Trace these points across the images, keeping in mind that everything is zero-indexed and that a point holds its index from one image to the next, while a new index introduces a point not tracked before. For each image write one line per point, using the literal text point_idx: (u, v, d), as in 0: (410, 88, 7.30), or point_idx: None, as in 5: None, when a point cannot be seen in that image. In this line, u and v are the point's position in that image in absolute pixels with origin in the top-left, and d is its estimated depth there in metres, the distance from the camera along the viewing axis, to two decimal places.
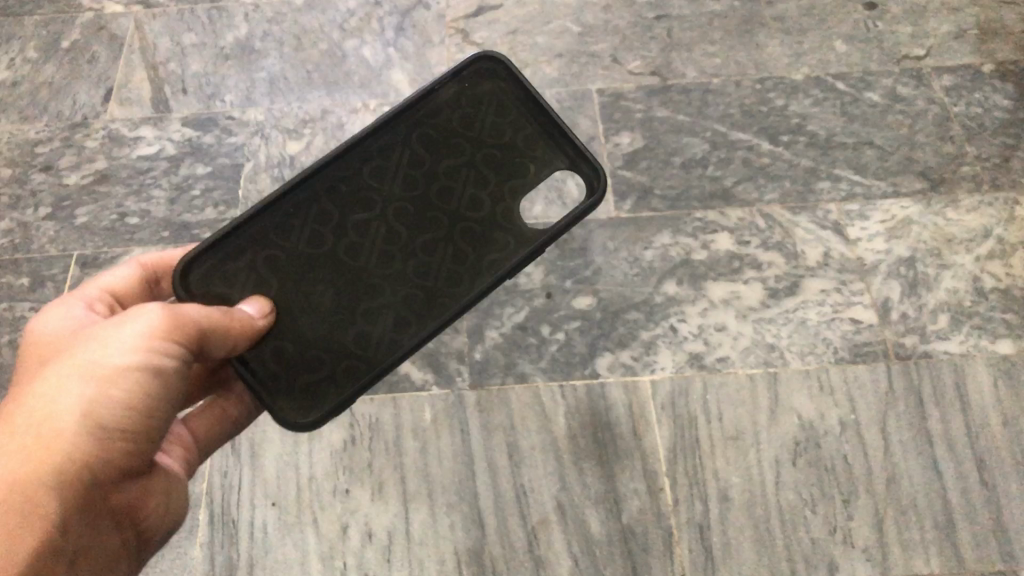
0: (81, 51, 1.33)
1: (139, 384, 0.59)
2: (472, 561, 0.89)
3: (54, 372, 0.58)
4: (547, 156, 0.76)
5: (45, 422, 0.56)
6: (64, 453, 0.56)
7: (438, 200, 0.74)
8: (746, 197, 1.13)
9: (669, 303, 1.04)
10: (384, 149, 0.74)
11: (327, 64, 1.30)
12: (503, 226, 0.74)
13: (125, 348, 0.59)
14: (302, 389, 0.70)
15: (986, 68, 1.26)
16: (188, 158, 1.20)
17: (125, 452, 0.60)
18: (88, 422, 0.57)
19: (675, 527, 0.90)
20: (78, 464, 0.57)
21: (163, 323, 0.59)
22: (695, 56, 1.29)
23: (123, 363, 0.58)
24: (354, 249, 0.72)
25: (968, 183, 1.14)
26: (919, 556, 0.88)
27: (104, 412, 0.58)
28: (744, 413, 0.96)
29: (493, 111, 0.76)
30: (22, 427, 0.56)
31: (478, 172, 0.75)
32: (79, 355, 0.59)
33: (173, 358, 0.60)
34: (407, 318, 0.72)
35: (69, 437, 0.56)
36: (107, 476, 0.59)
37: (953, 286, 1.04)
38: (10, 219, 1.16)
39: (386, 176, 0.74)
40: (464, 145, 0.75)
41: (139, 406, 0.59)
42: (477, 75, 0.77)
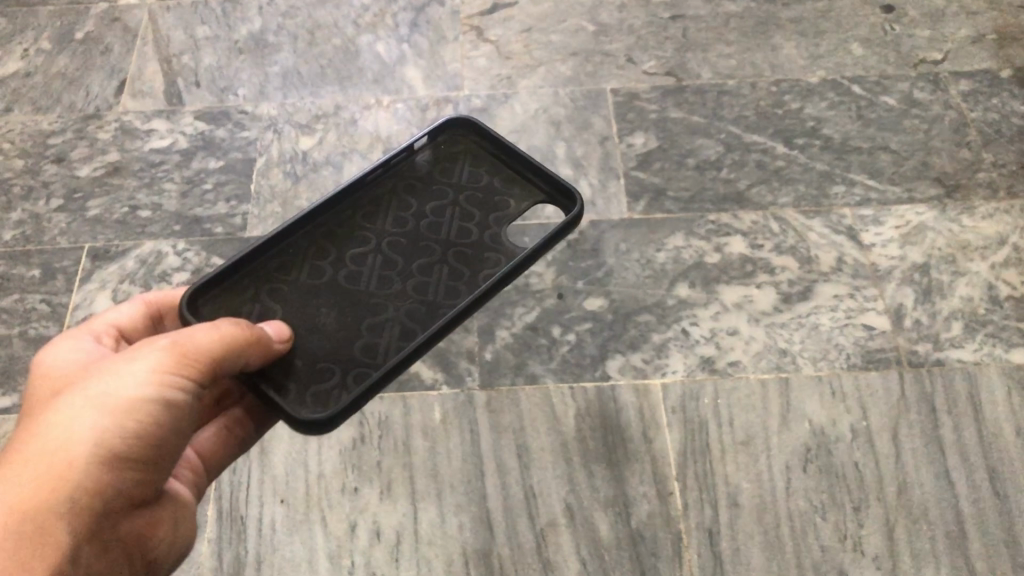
0: (94, 43, 1.32)
1: (151, 415, 0.59)
2: (480, 563, 0.89)
3: (66, 402, 0.58)
4: (524, 192, 0.83)
5: (58, 452, 0.56)
6: (76, 485, 0.56)
7: (428, 234, 0.80)
8: (760, 200, 1.13)
9: (681, 306, 1.04)
10: (374, 198, 0.81)
11: (340, 60, 1.30)
12: (493, 249, 0.79)
13: (138, 379, 0.58)
14: (313, 396, 0.68)
15: (1004, 74, 1.25)
16: (200, 152, 1.20)
17: (138, 481, 0.60)
18: (100, 454, 0.57)
19: (684, 532, 0.90)
20: (90, 493, 0.56)
21: (176, 353, 0.59)
22: (710, 56, 1.28)
23: (135, 394, 0.58)
24: (354, 277, 0.76)
25: (984, 189, 1.13)
26: (930, 565, 0.87)
27: (116, 443, 0.57)
28: (755, 418, 0.95)
29: (470, 163, 0.85)
30: (33, 458, 0.56)
31: (462, 209, 0.82)
32: (92, 387, 0.58)
33: (185, 388, 0.60)
34: (412, 327, 0.73)
35: (81, 469, 0.56)
36: (118, 506, 0.59)
37: (967, 293, 1.04)
38: (21, 209, 1.15)
39: (377, 219, 0.80)
40: (446, 190, 0.83)
41: (150, 436, 0.59)
42: (450, 138, 0.87)
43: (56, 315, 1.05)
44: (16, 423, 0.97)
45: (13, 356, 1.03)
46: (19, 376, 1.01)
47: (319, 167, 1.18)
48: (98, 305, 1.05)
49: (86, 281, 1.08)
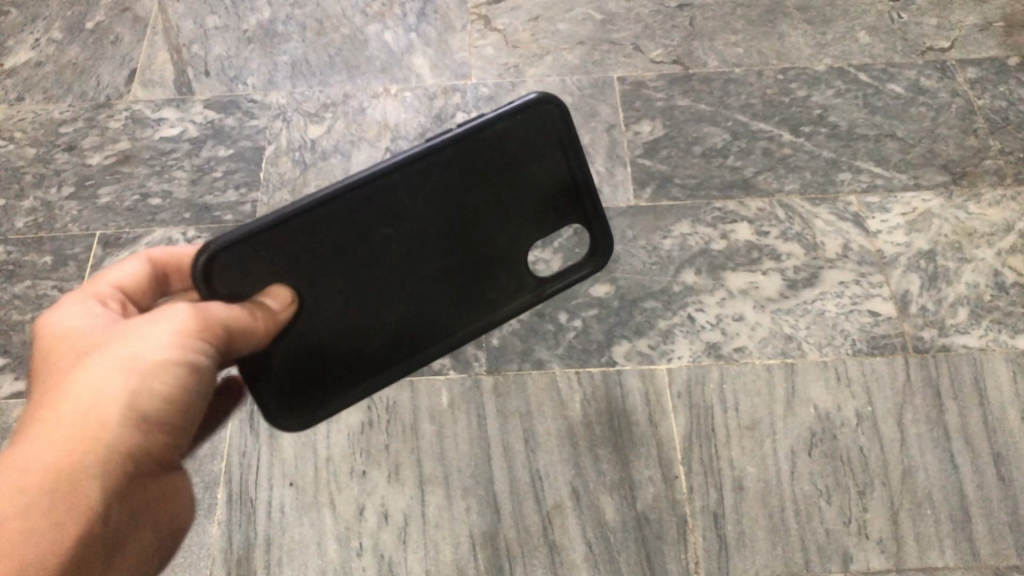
0: (105, 33, 1.33)
1: (176, 378, 0.60)
2: (487, 545, 0.89)
3: (91, 363, 0.59)
4: (568, 212, 0.76)
5: (87, 414, 0.57)
6: (106, 446, 0.57)
7: (466, 233, 0.72)
8: (766, 187, 1.13)
9: (687, 292, 1.04)
10: (420, 168, 0.67)
11: (348, 49, 1.30)
12: (508, 270, 0.77)
13: (162, 342, 0.59)
14: (296, 395, 0.72)
15: (1011, 62, 1.25)
16: (210, 140, 1.21)
17: (163, 443, 0.61)
18: (128, 415, 0.58)
19: (689, 515, 0.90)
20: (120, 455, 0.58)
21: (198, 318, 0.60)
22: (717, 45, 1.28)
23: (160, 357, 0.59)
24: (375, 264, 0.69)
25: (991, 176, 1.13)
26: (933, 549, 0.88)
27: (143, 406, 0.59)
28: (760, 402, 0.96)
29: (541, 158, 0.71)
30: (63, 417, 0.57)
31: (510, 220, 0.74)
32: (117, 349, 0.59)
33: (208, 353, 0.61)
34: (403, 338, 0.76)
35: (111, 430, 0.57)
36: (145, 468, 0.60)
37: (973, 280, 1.04)
38: (33, 198, 1.17)
39: (419, 199, 0.69)
40: (506, 192, 0.72)
41: (173, 400, 0.61)
42: (532, 114, 0.69)
43: None
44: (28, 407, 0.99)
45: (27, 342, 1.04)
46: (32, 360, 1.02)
47: (327, 155, 1.19)
48: None
49: (98, 268, 1.09)
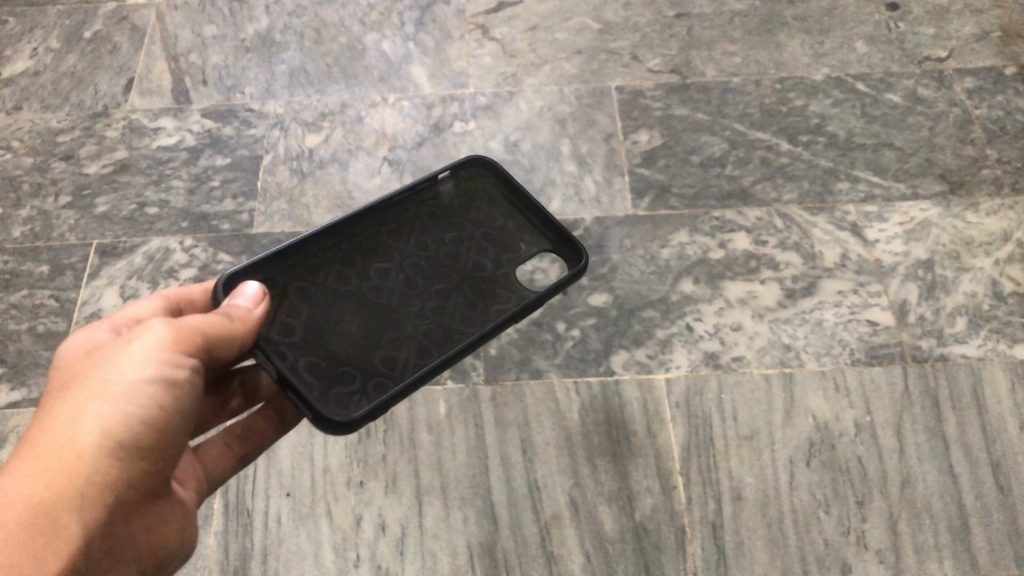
0: (103, 42, 1.34)
1: (155, 398, 0.60)
2: (485, 556, 0.89)
3: (70, 398, 0.59)
4: (535, 237, 0.83)
5: (65, 446, 0.57)
6: (85, 476, 0.57)
7: (446, 261, 0.80)
8: (764, 196, 1.13)
9: (685, 302, 1.04)
10: (397, 218, 0.82)
11: (346, 58, 1.31)
12: (505, 286, 0.79)
13: (137, 363, 0.60)
14: (335, 398, 0.69)
15: (1008, 71, 1.25)
16: (207, 149, 1.21)
17: (145, 475, 0.60)
18: (107, 443, 0.58)
19: (687, 525, 0.90)
20: (100, 486, 0.57)
21: (170, 333, 0.62)
22: (715, 54, 1.29)
23: (135, 379, 0.60)
24: (377, 290, 0.77)
25: (989, 186, 1.13)
26: (933, 560, 0.87)
27: (121, 431, 0.58)
28: (758, 413, 0.96)
29: (488, 203, 0.85)
30: (40, 452, 0.57)
31: (479, 245, 0.82)
32: (93, 380, 0.60)
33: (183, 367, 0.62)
34: (429, 348, 0.74)
35: (89, 461, 0.57)
36: (128, 498, 0.59)
37: (971, 289, 1.04)
38: (30, 207, 1.16)
39: (401, 238, 0.81)
40: (465, 224, 0.83)
41: (156, 423, 0.60)
42: (469, 176, 0.87)
43: (64, 311, 1.06)
44: (24, 418, 0.98)
45: (22, 351, 1.03)
46: (27, 370, 1.02)
47: (325, 164, 1.18)
48: (106, 301, 1.06)
49: (94, 277, 1.08)
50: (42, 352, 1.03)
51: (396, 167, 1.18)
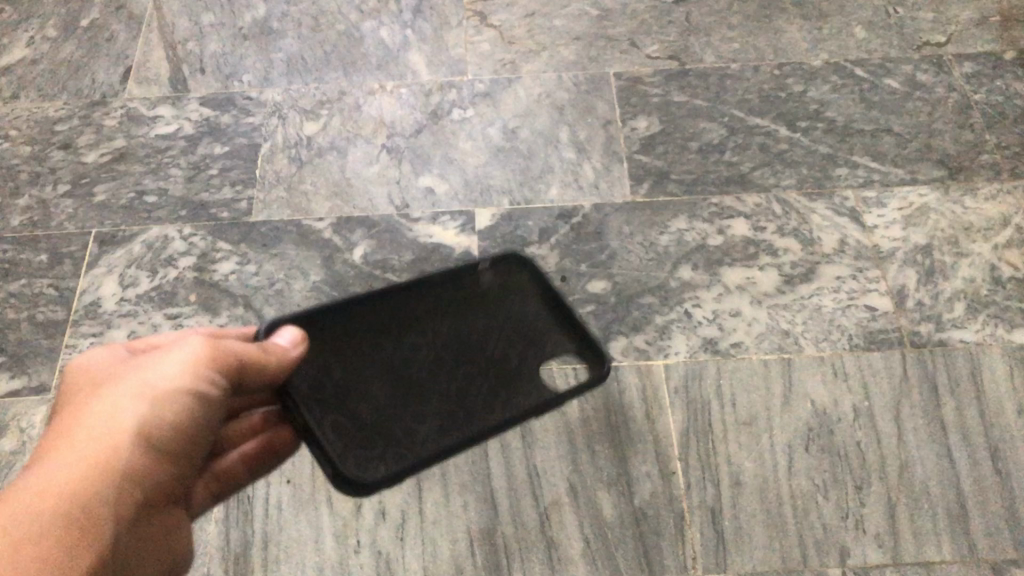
0: (100, 30, 1.33)
1: (184, 408, 0.62)
2: (485, 542, 0.89)
3: (106, 397, 0.61)
4: (561, 337, 0.89)
5: (101, 442, 0.59)
6: (119, 471, 0.58)
7: (478, 344, 0.86)
8: (763, 182, 1.13)
9: (684, 288, 1.04)
10: (435, 298, 0.88)
11: (344, 46, 1.30)
12: (527, 381, 0.85)
13: (174, 373, 0.62)
14: (354, 462, 0.75)
15: (1007, 56, 1.25)
16: (206, 137, 1.21)
17: (168, 477, 0.62)
18: (138, 441, 0.60)
19: (686, 510, 0.90)
20: (131, 481, 0.59)
21: (209, 350, 0.63)
22: (713, 40, 1.28)
23: (171, 386, 0.61)
24: (408, 362, 0.83)
25: (987, 171, 1.13)
26: (930, 543, 0.88)
27: (152, 435, 0.61)
28: (757, 398, 0.96)
29: (519, 295, 0.90)
30: (74, 446, 0.58)
31: (510, 337, 0.87)
32: (130, 382, 0.62)
33: (218, 384, 0.64)
34: (449, 430, 0.80)
35: (123, 456, 0.59)
36: (151, 497, 0.61)
37: (969, 274, 1.04)
38: (29, 195, 1.16)
39: (435, 317, 0.86)
40: (498, 311, 0.88)
41: (182, 429, 0.63)
42: (510, 264, 0.92)
43: (63, 299, 1.06)
44: (24, 406, 0.98)
45: (22, 340, 1.03)
46: (27, 358, 1.02)
47: (323, 152, 1.18)
48: (105, 290, 1.06)
49: (94, 266, 1.09)
50: (42, 340, 1.03)
51: (394, 155, 1.18)
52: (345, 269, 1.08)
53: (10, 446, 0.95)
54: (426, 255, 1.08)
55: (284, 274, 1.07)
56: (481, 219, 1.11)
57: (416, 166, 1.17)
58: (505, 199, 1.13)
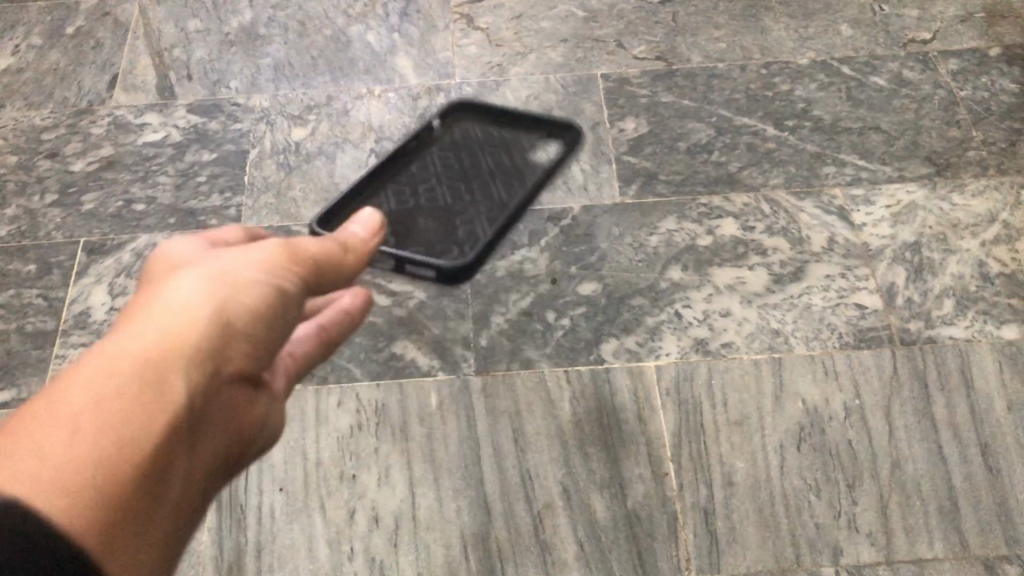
0: (85, 38, 1.33)
1: (266, 291, 0.57)
2: (478, 547, 0.89)
3: (173, 288, 0.54)
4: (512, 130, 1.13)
5: (166, 325, 0.51)
6: (185, 350, 0.51)
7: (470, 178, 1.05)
8: (751, 181, 1.13)
9: (674, 289, 1.05)
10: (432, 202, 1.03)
11: (331, 50, 1.30)
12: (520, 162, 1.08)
13: (247, 268, 0.57)
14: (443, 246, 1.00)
15: (993, 52, 1.25)
16: (193, 144, 1.20)
17: (245, 348, 0.56)
18: (217, 321, 0.53)
19: (679, 511, 0.90)
20: (193, 355, 0.52)
21: (287, 252, 0.59)
22: (700, 40, 1.29)
23: (246, 276, 0.56)
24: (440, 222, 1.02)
25: (974, 167, 1.13)
26: (923, 541, 0.88)
27: (227, 314, 0.54)
28: (748, 397, 0.96)
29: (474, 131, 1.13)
30: (152, 317, 0.52)
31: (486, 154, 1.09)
32: (192, 283, 0.55)
33: (294, 280, 0.59)
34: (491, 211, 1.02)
35: (192, 333, 0.52)
36: (214, 391, 0.54)
37: (958, 271, 1.04)
38: (16, 205, 1.16)
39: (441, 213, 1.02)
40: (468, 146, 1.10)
41: (259, 326, 0.56)
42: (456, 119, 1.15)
43: (52, 309, 1.06)
44: (14, 417, 0.98)
45: (11, 351, 1.03)
46: (16, 369, 1.01)
47: (311, 157, 1.18)
48: (94, 300, 1.06)
49: (82, 275, 1.08)
50: (31, 351, 1.03)
51: (383, 159, 1.18)
52: None
53: None
54: None
55: None
56: None
57: None
58: None
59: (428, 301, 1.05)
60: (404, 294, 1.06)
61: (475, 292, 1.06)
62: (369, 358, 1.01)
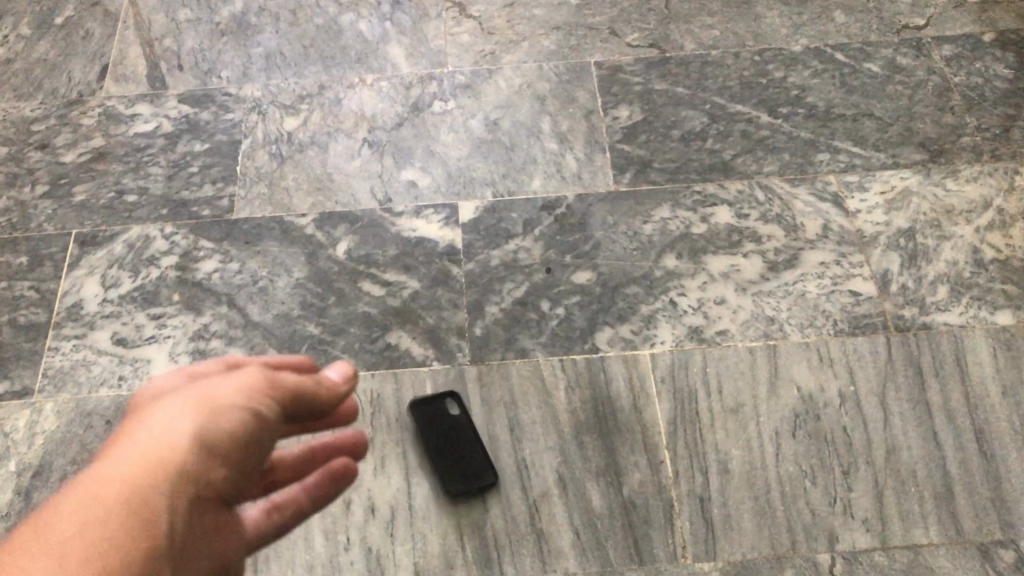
0: (75, 28, 1.32)
1: (243, 419, 0.54)
2: (475, 536, 0.89)
3: (165, 407, 0.54)
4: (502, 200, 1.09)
5: (154, 446, 0.51)
6: (171, 473, 0.50)
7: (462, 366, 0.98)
8: (745, 169, 1.13)
9: (669, 277, 1.04)
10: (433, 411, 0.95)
11: (323, 39, 1.29)
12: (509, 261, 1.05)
13: (240, 377, 0.57)
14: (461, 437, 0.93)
15: (986, 38, 1.25)
16: (185, 135, 1.20)
17: (220, 475, 0.53)
18: (240, 441, 0.54)
19: (675, 499, 0.90)
20: (175, 486, 0.49)
21: (266, 376, 0.57)
22: (693, 28, 1.28)
23: (239, 386, 0.56)
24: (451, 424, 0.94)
25: (968, 153, 1.13)
26: (918, 527, 0.88)
27: (209, 439, 0.52)
28: (743, 385, 0.96)
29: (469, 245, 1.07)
30: (129, 447, 0.50)
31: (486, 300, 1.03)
32: (200, 387, 0.56)
33: (272, 405, 0.57)
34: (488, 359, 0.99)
35: (174, 463, 0.50)
36: (168, 550, 0.48)
37: (952, 257, 1.05)
38: (7, 197, 1.15)
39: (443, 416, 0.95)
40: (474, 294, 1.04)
41: (240, 443, 0.54)
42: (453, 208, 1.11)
43: (45, 302, 1.05)
44: (7, 410, 0.97)
45: (3, 343, 1.02)
46: (9, 362, 1.01)
47: (304, 147, 1.18)
48: (87, 292, 1.06)
49: (75, 267, 1.08)
50: (24, 344, 1.02)
51: (376, 148, 1.17)
52: (329, 265, 1.07)
53: None
54: (410, 249, 1.08)
55: (267, 271, 1.07)
56: (464, 212, 1.11)
57: (398, 159, 1.16)
58: (488, 191, 1.13)
59: (423, 291, 1.05)
60: (398, 284, 1.06)
61: (469, 281, 1.05)
62: (364, 348, 1.01)
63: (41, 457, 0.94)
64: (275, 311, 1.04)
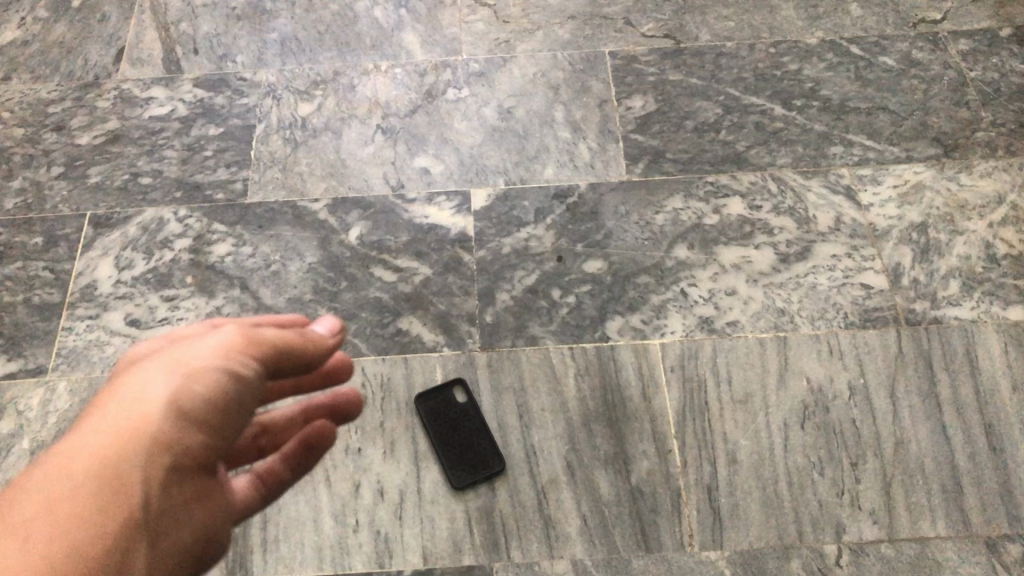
0: (91, 11, 1.32)
1: (221, 383, 0.53)
2: (483, 521, 0.89)
3: (142, 371, 0.53)
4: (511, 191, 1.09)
5: (128, 414, 0.50)
6: (147, 441, 0.50)
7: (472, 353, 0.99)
8: (758, 161, 1.13)
9: (680, 267, 1.05)
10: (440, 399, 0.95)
11: (338, 26, 1.30)
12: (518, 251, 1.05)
13: (218, 338, 0.55)
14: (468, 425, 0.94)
15: (1003, 33, 1.25)
16: (200, 119, 1.20)
17: (199, 440, 0.52)
18: (216, 405, 0.53)
19: (683, 488, 0.90)
20: (147, 457, 0.49)
21: (245, 336, 0.56)
22: (708, 19, 1.28)
23: (214, 352, 0.54)
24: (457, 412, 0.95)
25: (983, 148, 1.13)
26: (925, 519, 0.88)
27: (186, 406, 0.52)
28: (753, 375, 0.97)
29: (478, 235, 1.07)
30: (106, 415, 0.51)
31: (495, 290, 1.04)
32: (178, 350, 0.55)
33: (252, 366, 0.55)
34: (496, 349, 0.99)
35: (147, 432, 0.50)
36: (141, 518, 0.49)
37: (964, 252, 1.04)
38: (23, 178, 1.15)
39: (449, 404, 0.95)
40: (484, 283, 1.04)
41: (214, 404, 0.53)
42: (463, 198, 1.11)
43: (59, 282, 1.06)
44: (21, 388, 0.98)
45: (18, 323, 1.03)
46: (23, 342, 1.01)
47: (318, 133, 1.18)
48: (100, 273, 1.06)
49: (89, 249, 1.08)
50: (38, 323, 1.03)
51: (389, 135, 1.18)
52: (341, 250, 1.08)
53: (8, 429, 0.96)
54: (422, 235, 1.08)
55: (280, 255, 1.07)
56: (477, 199, 1.11)
57: (411, 146, 1.17)
58: (501, 179, 1.13)
59: (434, 278, 1.05)
60: (410, 270, 1.06)
61: (481, 269, 1.06)
62: (375, 333, 1.01)
63: (54, 435, 0.95)
64: (287, 295, 1.04)
